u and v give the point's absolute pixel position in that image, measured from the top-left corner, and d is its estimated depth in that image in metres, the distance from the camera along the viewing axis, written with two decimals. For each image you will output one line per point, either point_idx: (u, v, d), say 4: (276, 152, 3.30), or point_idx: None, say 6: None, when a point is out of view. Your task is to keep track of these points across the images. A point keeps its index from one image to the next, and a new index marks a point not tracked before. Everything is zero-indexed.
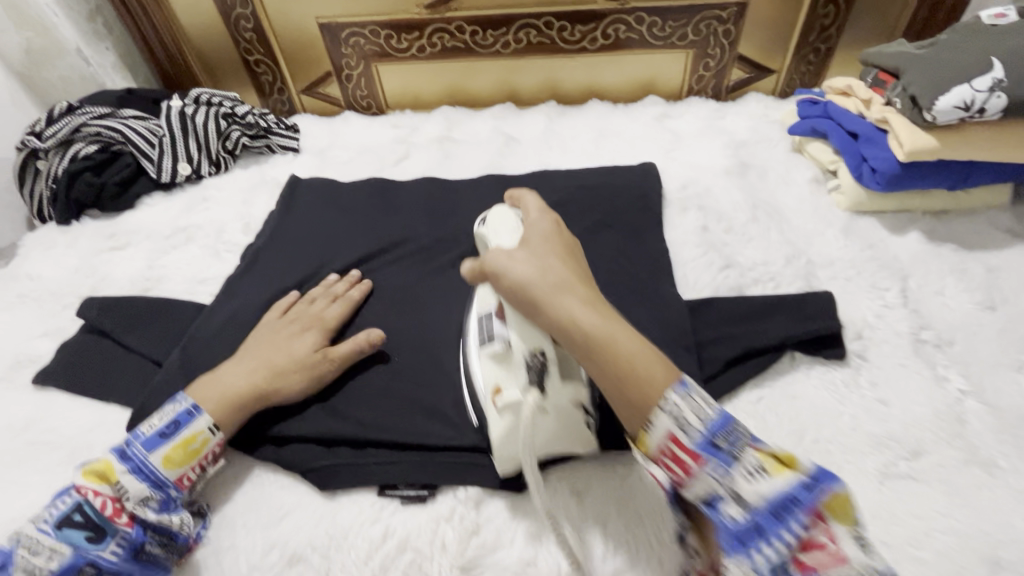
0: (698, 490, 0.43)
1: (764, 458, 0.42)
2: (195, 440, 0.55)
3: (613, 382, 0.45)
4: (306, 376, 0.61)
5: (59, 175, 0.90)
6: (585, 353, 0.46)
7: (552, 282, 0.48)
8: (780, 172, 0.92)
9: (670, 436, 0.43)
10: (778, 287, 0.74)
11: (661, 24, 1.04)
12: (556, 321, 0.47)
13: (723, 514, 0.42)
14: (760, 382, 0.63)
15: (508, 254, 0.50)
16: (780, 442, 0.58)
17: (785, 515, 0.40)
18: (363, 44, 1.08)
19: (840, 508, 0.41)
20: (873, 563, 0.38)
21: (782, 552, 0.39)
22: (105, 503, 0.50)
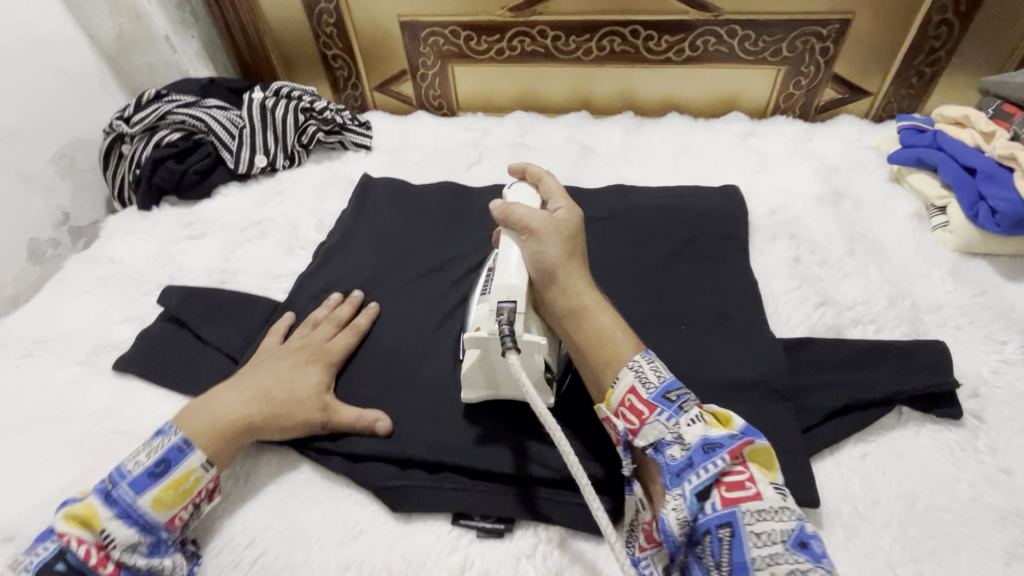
0: (647, 434, 0.47)
1: (706, 412, 0.48)
2: (187, 479, 0.52)
3: (590, 343, 0.53)
4: (303, 421, 0.58)
5: (143, 161, 0.91)
6: (572, 317, 0.54)
7: (569, 264, 0.55)
8: (878, 203, 0.86)
9: (630, 385, 0.49)
10: (880, 330, 0.68)
11: (754, 39, 0.98)
12: (561, 287, 0.54)
13: (667, 454, 0.46)
14: (863, 437, 0.58)
15: (543, 219, 0.56)
16: (889, 506, 0.53)
17: (713, 452, 0.44)
18: (442, 44, 1.07)
19: (764, 461, 0.46)
20: (784, 504, 0.43)
21: (707, 482, 0.43)
22: (88, 552, 0.47)
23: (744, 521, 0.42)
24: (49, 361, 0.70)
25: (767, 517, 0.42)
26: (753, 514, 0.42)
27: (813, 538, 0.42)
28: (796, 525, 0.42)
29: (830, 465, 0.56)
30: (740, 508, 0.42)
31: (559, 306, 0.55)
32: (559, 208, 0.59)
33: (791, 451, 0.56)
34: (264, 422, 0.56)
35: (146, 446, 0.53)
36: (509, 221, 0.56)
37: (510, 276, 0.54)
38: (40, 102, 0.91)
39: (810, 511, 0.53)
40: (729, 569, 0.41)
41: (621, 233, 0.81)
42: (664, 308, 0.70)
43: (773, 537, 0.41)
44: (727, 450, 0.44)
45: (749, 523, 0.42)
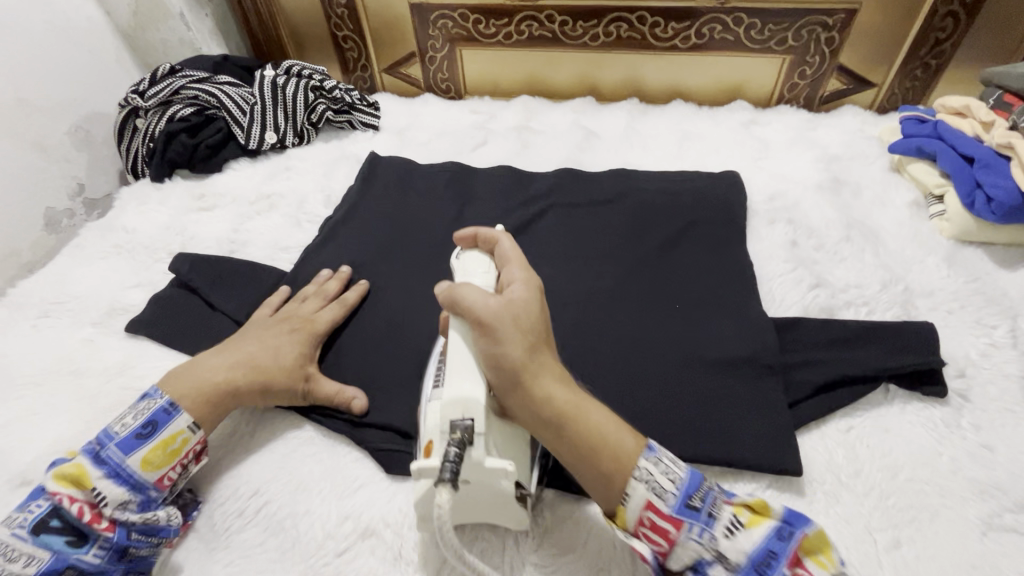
0: (682, 555, 0.46)
1: (739, 511, 0.47)
2: (175, 440, 0.53)
3: (581, 451, 0.48)
4: (285, 388, 0.59)
5: (156, 134, 0.94)
6: (554, 425, 0.48)
7: (536, 361, 0.48)
8: (877, 192, 0.87)
9: (648, 501, 0.47)
10: (872, 312, 0.70)
11: (760, 27, 0.99)
12: (528, 392, 0.47)
13: (712, 575, 0.45)
14: (850, 412, 0.60)
15: (499, 309, 0.48)
16: (870, 476, 0.55)
17: (768, 566, 0.44)
18: (451, 27, 1.08)
19: (818, 544, 0.46)
20: None
21: None
22: (82, 510, 0.48)
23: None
24: (65, 321, 0.73)
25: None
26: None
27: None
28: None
29: (815, 437, 0.58)
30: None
31: (530, 412, 0.48)
32: (516, 283, 0.52)
33: (777, 423, 0.58)
34: (247, 386, 0.58)
35: (131, 410, 0.54)
36: (462, 313, 0.49)
37: (469, 388, 0.46)
38: (58, 74, 0.93)
39: (792, 480, 0.55)
40: None
41: (620, 214, 0.82)
42: (659, 288, 0.72)
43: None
44: (780, 559, 0.44)
45: None
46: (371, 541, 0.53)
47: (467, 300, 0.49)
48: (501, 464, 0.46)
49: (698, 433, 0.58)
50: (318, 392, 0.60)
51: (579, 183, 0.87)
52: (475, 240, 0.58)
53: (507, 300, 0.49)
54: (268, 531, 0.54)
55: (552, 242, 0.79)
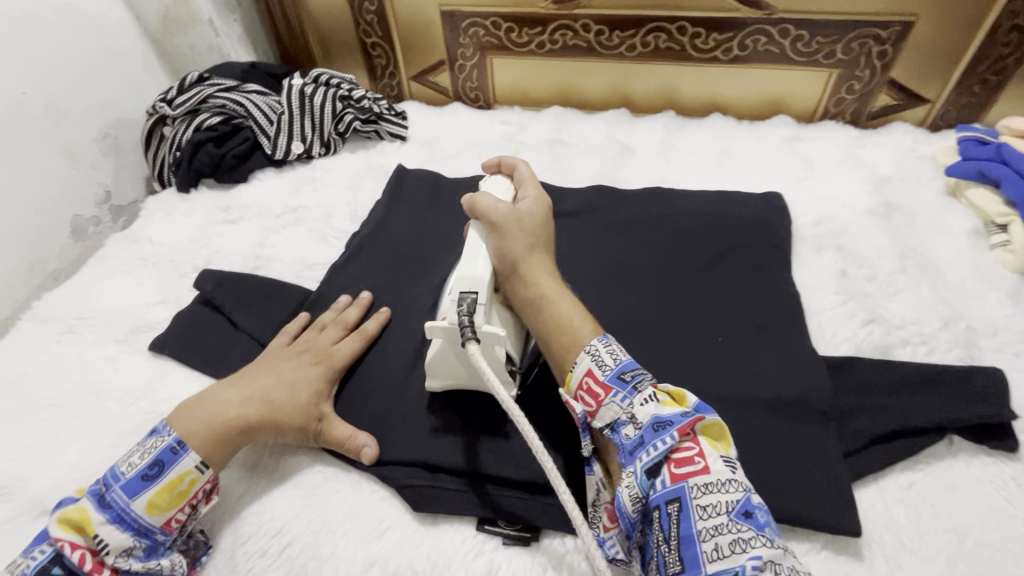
0: (602, 415, 0.48)
1: (660, 391, 0.48)
2: (182, 482, 0.51)
3: (550, 327, 0.55)
4: (297, 428, 0.56)
5: (183, 143, 0.92)
6: (536, 305, 0.56)
7: (532, 255, 0.58)
8: (932, 218, 0.82)
9: (587, 368, 0.50)
10: (932, 352, 0.65)
11: (807, 39, 0.94)
12: (522, 278, 0.57)
13: (622, 434, 0.47)
14: (911, 465, 0.56)
15: (507, 211, 0.59)
16: (935, 540, 0.50)
17: (662, 430, 0.45)
18: (482, 35, 1.05)
19: (717, 434, 0.46)
20: (735, 480, 0.43)
21: (660, 460, 0.44)
22: (82, 557, 0.47)
23: (689, 494, 0.42)
24: (89, 338, 0.72)
25: (712, 491, 0.42)
26: (700, 488, 0.43)
27: (758, 507, 0.42)
28: (742, 495, 0.42)
29: (873, 493, 0.54)
30: (688, 483, 0.43)
31: (519, 292, 0.57)
32: (528, 198, 0.62)
33: (832, 476, 0.53)
34: (258, 423, 0.55)
35: (139, 448, 0.52)
36: (476, 215, 0.60)
37: (475, 267, 0.56)
38: (87, 81, 0.93)
39: (849, 541, 0.51)
40: (676, 543, 0.42)
41: (658, 236, 0.78)
42: (699, 317, 0.68)
43: (718, 509, 0.42)
44: (674, 428, 0.45)
45: (696, 497, 0.42)
46: None
47: (485, 199, 0.60)
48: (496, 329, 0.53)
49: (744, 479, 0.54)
50: (330, 433, 0.57)
51: (614, 201, 0.83)
52: (498, 166, 0.68)
53: (516, 208, 0.60)
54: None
55: (584, 262, 0.76)
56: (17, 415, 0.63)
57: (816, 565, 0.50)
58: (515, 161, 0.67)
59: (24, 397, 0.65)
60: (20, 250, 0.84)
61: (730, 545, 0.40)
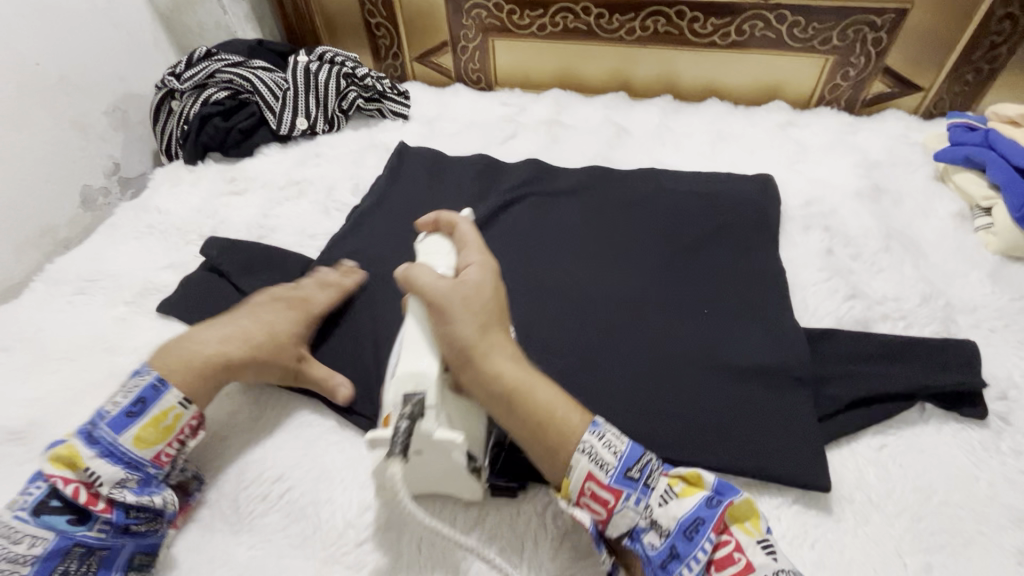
0: (620, 523, 0.48)
1: (674, 481, 0.49)
2: (167, 417, 0.53)
3: (531, 426, 0.51)
4: (276, 366, 0.60)
5: (191, 116, 0.95)
6: (506, 402, 0.51)
7: (487, 338, 0.52)
8: (919, 201, 0.84)
9: (588, 472, 0.48)
10: (910, 326, 0.67)
11: (804, 25, 0.96)
12: (478, 369, 0.51)
13: (647, 543, 0.47)
14: (883, 429, 0.58)
15: (453, 290, 0.53)
16: (902, 497, 0.53)
17: (698, 534, 0.45)
18: (484, 17, 1.07)
19: (746, 513, 0.47)
20: (781, 566, 0.44)
21: (697, 568, 0.44)
22: (77, 491, 0.48)
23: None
24: (99, 299, 0.74)
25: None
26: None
27: None
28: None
29: (846, 454, 0.56)
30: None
31: (484, 390, 0.51)
32: (472, 265, 0.57)
33: (806, 438, 0.56)
34: (240, 361, 0.58)
35: (122, 388, 0.53)
36: (419, 294, 0.53)
37: (422, 363, 0.50)
38: (97, 55, 0.95)
39: (820, 497, 0.54)
40: None
41: (649, 214, 0.80)
42: (687, 292, 0.70)
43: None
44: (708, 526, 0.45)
45: None
46: (390, 534, 0.53)
47: (427, 283, 0.53)
48: (449, 436, 0.47)
49: (725, 442, 0.56)
50: (308, 373, 0.61)
51: (608, 180, 0.85)
52: (436, 225, 0.62)
53: (461, 285, 0.54)
54: (292, 520, 0.54)
55: (578, 239, 0.78)
56: (30, 369, 0.66)
57: (788, 519, 0.52)
58: (453, 219, 0.62)
59: (37, 352, 0.68)
60: (31, 217, 0.87)
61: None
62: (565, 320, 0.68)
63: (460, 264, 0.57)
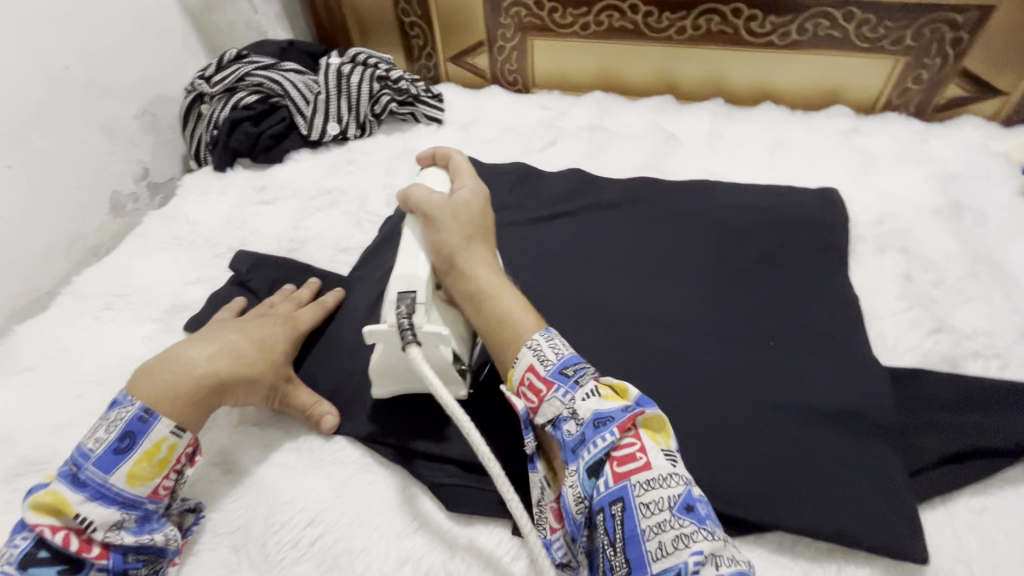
0: (546, 412, 0.46)
1: (602, 385, 0.46)
2: (160, 449, 0.49)
3: (494, 327, 0.52)
4: (264, 390, 0.56)
5: (220, 121, 0.91)
6: (477, 304, 0.54)
7: (469, 250, 0.55)
8: (1006, 220, 0.76)
9: (528, 363, 0.48)
10: (1006, 366, 0.60)
11: (874, 24, 0.88)
12: (459, 274, 0.54)
13: (564, 431, 0.45)
14: (982, 488, 0.51)
15: (440, 205, 0.56)
16: (1011, 572, 0.47)
17: (603, 427, 0.43)
18: (524, 15, 1.01)
19: (658, 427, 0.45)
20: (677, 472, 0.42)
21: (598, 457, 0.43)
22: (67, 538, 0.45)
23: (632, 493, 0.41)
24: (127, 316, 0.72)
25: (655, 487, 0.41)
26: (642, 484, 0.41)
27: (699, 500, 0.41)
28: (682, 489, 0.41)
29: (941, 517, 0.50)
30: (630, 482, 0.41)
31: (460, 292, 0.54)
32: (463, 186, 0.59)
33: (894, 497, 0.50)
34: (231, 379, 0.54)
35: (105, 423, 0.49)
36: (411, 206, 0.57)
37: (412, 266, 0.53)
38: (127, 56, 0.92)
39: (913, 567, 0.47)
40: (621, 545, 0.40)
41: (703, 230, 0.74)
42: (747, 319, 0.64)
43: (661, 505, 0.40)
44: (614, 424, 0.43)
45: (639, 495, 0.41)
46: None
47: (420, 197, 0.57)
48: (438, 329, 0.51)
49: (801, 496, 0.50)
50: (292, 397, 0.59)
51: (658, 192, 0.79)
52: (432, 157, 0.64)
53: (451, 201, 0.57)
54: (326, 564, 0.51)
55: (625, 257, 0.72)
56: (56, 391, 0.64)
57: None
58: (449, 151, 0.63)
59: (64, 371, 0.66)
60: (61, 225, 0.85)
61: (674, 542, 0.39)
62: (614, 349, 0.62)
63: (453, 188, 0.60)
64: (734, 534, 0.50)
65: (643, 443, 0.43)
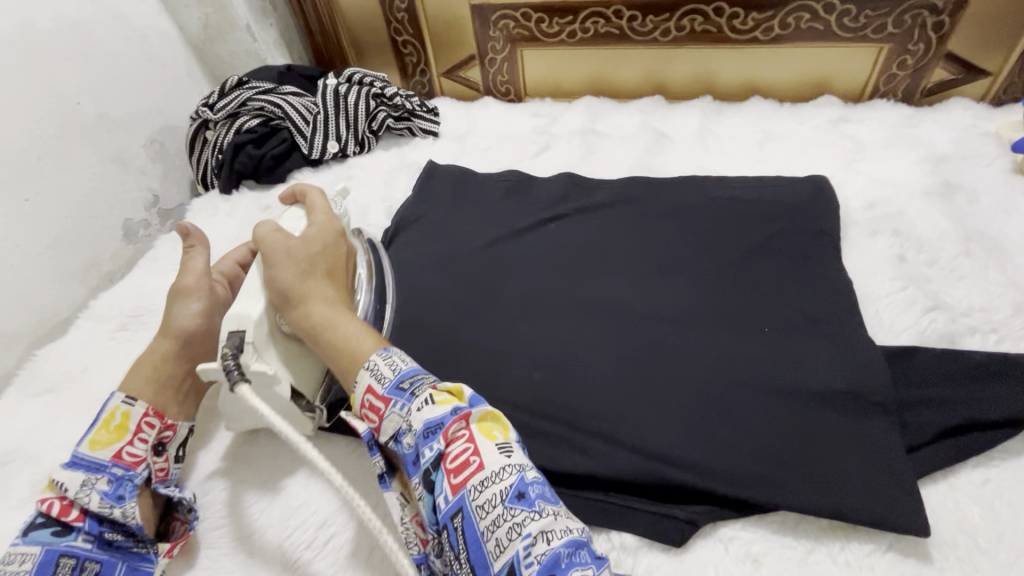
0: (386, 429, 0.46)
1: (438, 392, 0.46)
2: (115, 417, 0.54)
3: (333, 356, 0.52)
4: (185, 295, 0.60)
5: (225, 145, 0.95)
6: (313, 336, 0.53)
7: (305, 282, 0.54)
8: (998, 197, 0.77)
9: (367, 385, 0.47)
10: (1004, 340, 0.61)
11: (854, 13, 0.90)
12: (293, 308, 0.54)
13: (403, 445, 0.45)
14: (984, 460, 0.52)
15: (281, 238, 0.56)
16: (1015, 540, 0.47)
17: (433, 436, 0.43)
18: (512, 28, 1.04)
19: (494, 421, 0.45)
20: (511, 464, 0.42)
21: (434, 463, 0.43)
22: (50, 504, 0.50)
23: (469, 499, 0.41)
24: (142, 334, 0.75)
25: (487, 485, 0.41)
26: (477, 487, 0.41)
27: (532, 484, 0.41)
28: (515, 478, 0.41)
29: (944, 491, 0.51)
30: (466, 488, 0.41)
31: (297, 328, 0.54)
32: (315, 223, 0.60)
33: (894, 472, 0.50)
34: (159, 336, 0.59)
35: None
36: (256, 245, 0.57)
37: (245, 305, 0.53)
38: (134, 89, 0.97)
39: (917, 541, 0.48)
40: (465, 554, 0.40)
41: (695, 224, 0.75)
42: (742, 309, 0.65)
43: (492, 502, 0.40)
44: (444, 430, 0.43)
45: (474, 498, 0.41)
46: None
47: (261, 239, 0.56)
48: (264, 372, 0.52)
49: (797, 477, 0.51)
50: (200, 267, 0.61)
51: (650, 189, 0.81)
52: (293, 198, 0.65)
53: (291, 238, 0.56)
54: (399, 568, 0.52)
55: (619, 253, 0.74)
56: (78, 408, 0.66)
57: (882, 568, 0.47)
58: (306, 187, 0.64)
59: (83, 391, 0.68)
60: (77, 253, 0.88)
61: (507, 535, 0.39)
62: (611, 343, 0.63)
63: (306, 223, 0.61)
64: (737, 516, 0.51)
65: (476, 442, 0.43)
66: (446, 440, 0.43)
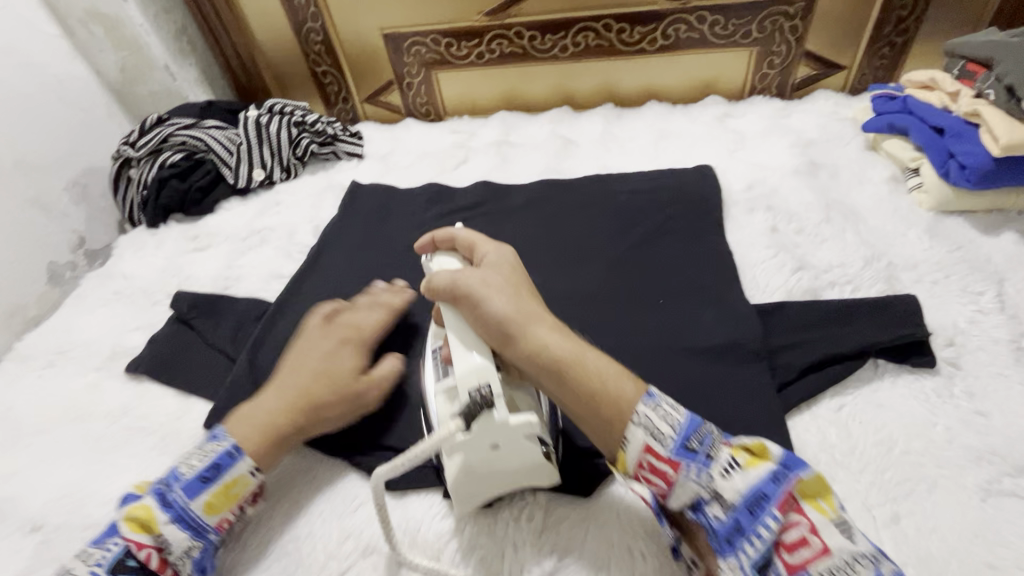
0: (680, 495, 0.46)
1: (737, 452, 0.46)
2: (236, 484, 0.54)
3: (585, 402, 0.49)
4: (357, 404, 0.60)
5: (150, 181, 0.98)
6: (555, 377, 0.49)
7: (522, 311, 0.51)
8: (854, 171, 0.88)
9: (645, 444, 0.46)
10: (857, 290, 0.70)
11: (723, 23, 1.01)
12: (526, 346, 0.49)
13: (709, 514, 0.45)
14: (841, 389, 0.60)
15: (477, 276, 0.53)
16: (865, 452, 0.55)
17: (761, 512, 0.43)
18: (424, 52, 1.11)
19: (818, 491, 0.44)
20: (856, 549, 0.41)
21: (763, 547, 0.42)
22: (150, 556, 0.50)
23: None
24: (70, 369, 0.75)
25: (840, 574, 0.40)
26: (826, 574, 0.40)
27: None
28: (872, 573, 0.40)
29: (808, 419, 0.58)
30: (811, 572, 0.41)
31: (532, 364, 0.49)
32: (488, 254, 0.57)
33: (767, 408, 0.58)
34: (309, 421, 0.58)
35: (200, 451, 0.55)
36: (452, 288, 0.52)
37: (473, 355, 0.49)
38: (53, 136, 0.98)
39: None
40: None
41: (601, 215, 0.83)
42: (643, 284, 0.72)
43: None
44: (772, 503, 0.43)
45: None
46: (372, 558, 0.54)
47: (460, 279, 0.52)
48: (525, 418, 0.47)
49: None
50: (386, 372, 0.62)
51: (558, 189, 0.89)
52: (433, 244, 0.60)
53: (491, 270, 0.54)
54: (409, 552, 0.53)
55: (533, 248, 0.80)
56: (6, 447, 0.67)
57: None
58: (450, 232, 0.60)
59: (10, 429, 0.69)
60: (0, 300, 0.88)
61: None
62: None
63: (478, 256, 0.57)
64: None
65: (808, 518, 0.43)
66: (777, 515, 0.42)
